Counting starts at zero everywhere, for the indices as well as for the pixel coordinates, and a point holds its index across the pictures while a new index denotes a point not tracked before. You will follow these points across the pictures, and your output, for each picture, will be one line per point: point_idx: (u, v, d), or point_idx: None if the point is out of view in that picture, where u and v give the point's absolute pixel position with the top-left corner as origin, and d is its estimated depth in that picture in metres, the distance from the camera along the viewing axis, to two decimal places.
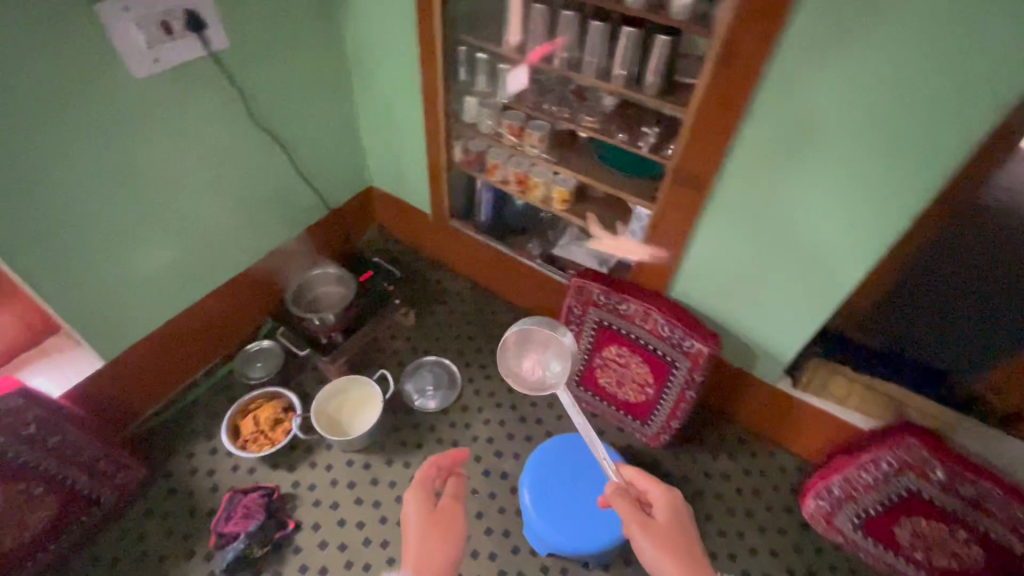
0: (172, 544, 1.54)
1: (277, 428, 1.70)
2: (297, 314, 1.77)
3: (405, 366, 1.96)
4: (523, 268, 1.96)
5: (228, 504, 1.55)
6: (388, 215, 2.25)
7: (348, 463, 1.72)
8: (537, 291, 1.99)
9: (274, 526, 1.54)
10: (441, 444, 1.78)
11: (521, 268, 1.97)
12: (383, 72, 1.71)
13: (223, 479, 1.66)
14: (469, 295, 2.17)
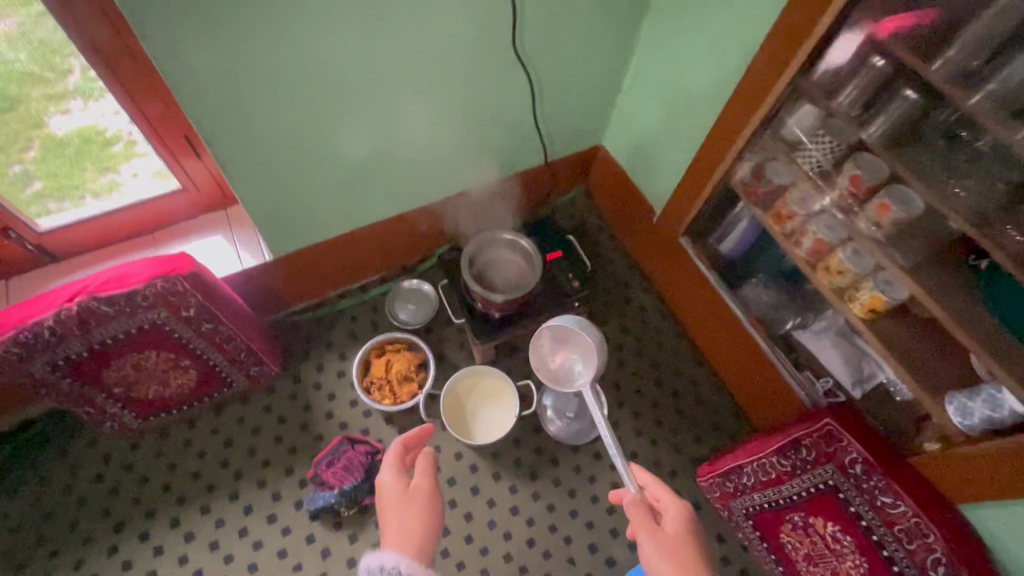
0: (277, 453, 1.51)
1: (403, 387, 1.56)
2: (464, 277, 1.50)
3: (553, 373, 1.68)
4: (749, 338, 1.49)
5: (334, 446, 1.47)
6: (604, 185, 1.84)
7: (457, 455, 1.56)
8: (751, 371, 1.53)
9: (366, 490, 1.45)
10: (555, 485, 1.54)
11: (745, 337, 1.50)
12: (702, 27, 1.20)
13: (339, 409, 1.58)
14: (652, 320, 1.78)
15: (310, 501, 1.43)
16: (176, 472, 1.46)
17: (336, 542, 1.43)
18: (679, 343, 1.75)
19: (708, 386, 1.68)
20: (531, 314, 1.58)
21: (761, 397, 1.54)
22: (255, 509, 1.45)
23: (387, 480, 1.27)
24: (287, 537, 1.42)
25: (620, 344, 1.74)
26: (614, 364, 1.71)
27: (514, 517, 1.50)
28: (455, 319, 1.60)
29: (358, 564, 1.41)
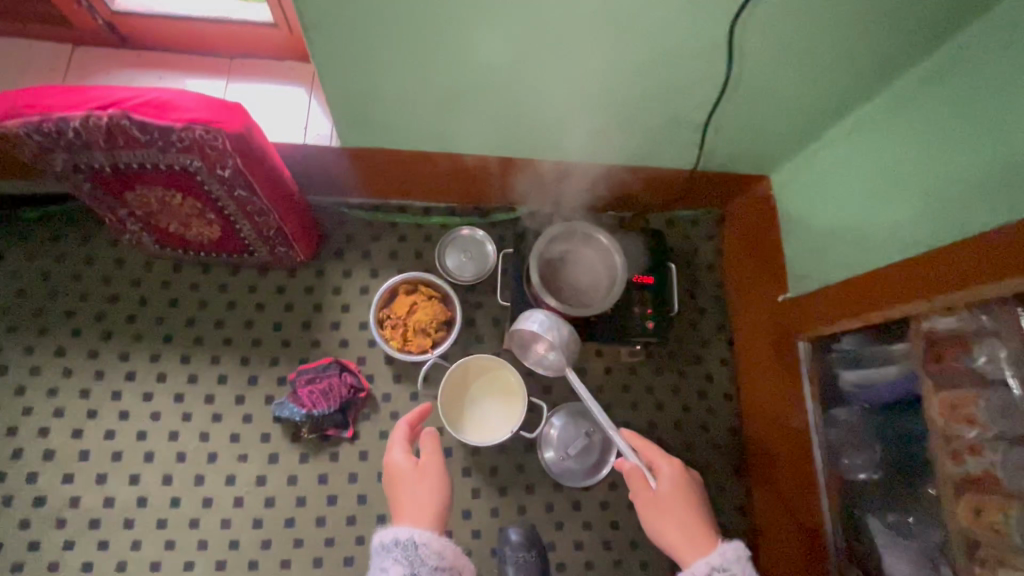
0: (270, 339, 1.43)
1: (416, 338, 1.39)
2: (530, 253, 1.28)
3: (575, 399, 1.47)
4: (810, 476, 1.22)
5: (321, 366, 1.38)
6: (744, 225, 1.46)
7: (438, 432, 1.42)
8: (793, 514, 1.26)
9: (333, 423, 1.36)
10: (519, 512, 1.39)
11: (806, 474, 1.23)
12: (1002, 118, 0.80)
13: (347, 326, 1.45)
14: (711, 398, 1.49)
15: (277, 408, 1.35)
16: (174, 311, 1.42)
17: (286, 454, 1.36)
18: (727, 438, 1.47)
19: (731, 499, 1.42)
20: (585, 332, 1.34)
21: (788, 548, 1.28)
22: (227, 383, 1.39)
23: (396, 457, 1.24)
24: (244, 424, 1.37)
25: (661, 405, 1.48)
26: (645, 423, 1.47)
27: (463, 521, 1.37)
28: (501, 301, 1.41)
29: (297, 485, 1.34)
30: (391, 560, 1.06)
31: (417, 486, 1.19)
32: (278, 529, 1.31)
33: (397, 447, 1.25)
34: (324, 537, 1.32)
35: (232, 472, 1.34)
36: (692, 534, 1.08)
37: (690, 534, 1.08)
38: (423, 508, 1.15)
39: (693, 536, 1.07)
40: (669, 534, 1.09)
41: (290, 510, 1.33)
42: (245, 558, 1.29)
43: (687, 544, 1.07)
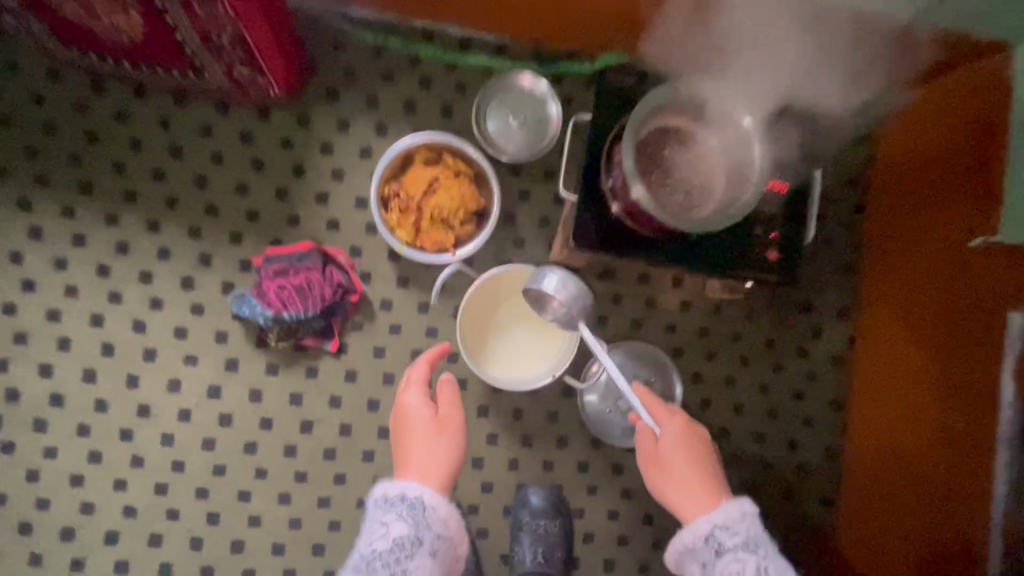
0: (232, 207, 1.03)
1: (433, 231, 1.00)
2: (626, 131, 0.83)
3: (635, 339, 1.11)
4: (949, 468, 0.87)
5: (298, 254, 1.00)
6: (933, 123, 0.95)
7: (451, 358, 1.07)
8: (909, 518, 0.93)
9: (311, 331, 1.00)
10: (544, 469, 1.08)
11: (942, 464, 0.88)
12: None
13: (339, 203, 1.05)
14: (812, 359, 1.12)
15: (236, 304, 0.99)
16: (96, 151, 1.01)
17: (249, 363, 1.02)
18: (823, 413, 1.12)
19: (812, 485, 1.12)
20: (677, 254, 0.92)
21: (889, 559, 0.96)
22: (172, 260, 1.02)
23: (410, 399, 0.93)
24: (194, 318, 1.02)
25: (746, 359, 1.12)
26: (719, 380, 1.12)
27: (472, 471, 1.07)
28: (561, 193, 0.96)
29: (262, 403, 1.02)
30: (391, 519, 0.82)
31: (432, 442, 0.89)
32: (235, 454, 1.01)
33: (414, 389, 0.94)
34: (294, 471, 1.03)
35: (176, 377, 1.01)
36: (698, 490, 0.83)
37: (694, 490, 0.83)
38: (434, 471, 0.87)
39: (699, 493, 0.83)
40: (670, 490, 0.85)
41: (252, 433, 1.02)
42: (192, 484, 1.00)
43: (689, 502, 0.83)
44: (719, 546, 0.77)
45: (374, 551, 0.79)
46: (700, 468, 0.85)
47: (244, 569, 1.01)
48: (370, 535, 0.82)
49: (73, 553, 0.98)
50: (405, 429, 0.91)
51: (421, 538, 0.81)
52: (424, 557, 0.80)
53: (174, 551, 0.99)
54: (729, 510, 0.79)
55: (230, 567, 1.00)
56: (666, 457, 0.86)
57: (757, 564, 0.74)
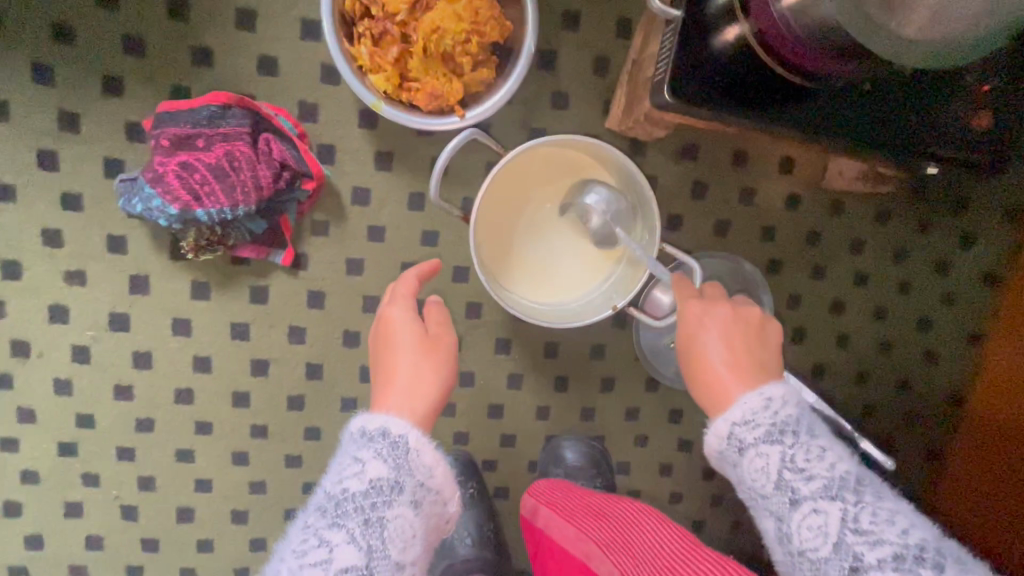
0: (95, 31, 0.63)
1: (428, 78, 0.62)
2: None
3: (718, 248, 0.78)
4: None
5: (210, 113, 0.61)
6: None
7: (458, 275, 0.75)
8: None
9: (248, 237, 0.66)
10: (582, 417, 0.83)
11: None
12: None
13: (273, 29, 0.65)
14: (953, 277, 0.82)
15: (123, 197, 0.62)
16: None
17: (165, 282, 0.70)
18: (953, 347, 0.85)
19: (919, 436, 0.88)
20: (832, 119, 0.56)
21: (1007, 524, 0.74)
22: (14, 122, 0.64)
23: (397, 311, 0.61)
24: (69, 215, 0.67)
25: (863, 277, 0.82)
26: (823, 304, 0.82)
27: (488, 419, 0.82)
28: (650, 5, 0.52)
29: (192, 337, 0.72)
30: (366, 456, 0.50)
31: (419, 364, 0.58)
32: (164, 405, 0.74)
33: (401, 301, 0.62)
34: (249, 424, 0.76)
35: (58, 303, 0.69)
36: (728, 365, 0.53)
37: (719, 366, 0.54)
38: (422, 398, 0.56)
39: (728, 369, 0.53)
40: (693, 371, 0.55)
41: (183, 377, 0.73)
42: (110, 444, 0.74)
43: (711, 381, 0.53)
44: (741, 444, 0.49)
45: (341, 491, 0.48)
46: (733, 339, 0.55)
47: (199, 540, 0.78)
48: (335, 473, 0.50)
49: None
50: (388, 347, 0.59)
51: (407, 485, 0.49)
52: (408, 510, 0.48)
53: (101, 522, 0.76)
54: (748, 397, 0.50)
55: (180, 539, 0.78)
56: (688, 325, 0.57)
57: (784, 456, 0.47)
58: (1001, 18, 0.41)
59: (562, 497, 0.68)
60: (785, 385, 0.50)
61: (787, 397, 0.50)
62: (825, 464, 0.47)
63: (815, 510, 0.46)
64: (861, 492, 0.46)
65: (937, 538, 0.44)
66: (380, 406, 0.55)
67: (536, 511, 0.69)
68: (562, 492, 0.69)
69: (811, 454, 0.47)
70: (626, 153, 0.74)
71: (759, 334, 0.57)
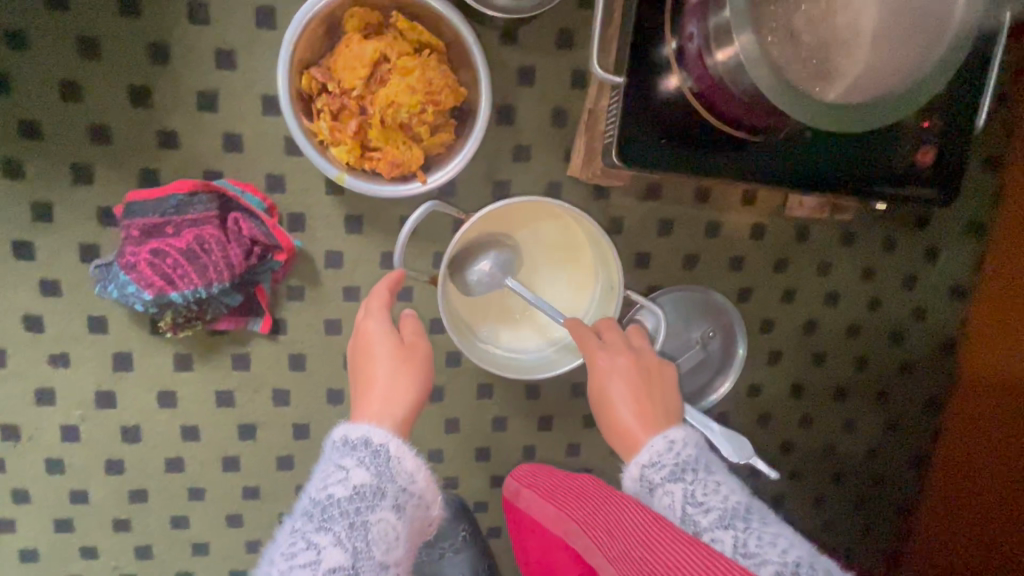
0: (62, 124, 0.65)
1: (389, 147, 0.64)
2: None
3: (688, 280, 0.80)
4: None
5: (178, 201, 0.63)
6: None
7: (435, 327, 0.77)
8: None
9: (224, 311, 0.68)
10: (568, 453, 0.84)
11: None
12: None
13: (234, 108, 0.66)
14: (921, 291, 0.84)
15: (99, 283, 0.64)
16: None
17: (148, 357, 0.72)
18: (926, 358, 0.86)
19: (901, 446, 0.90)
20: (778, 168, 0.58)
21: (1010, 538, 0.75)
22: None
23: (374, 323, 0.62)
24: (49, 301, 0.68)
25: (833, 297, 0.83)
26: (796, 327, 0.84)
27: (476, 463, 0.83)
28: (592, 73, 0.54)
29: (179, 408, 0.74)
30: (349, 464, 0.51)
31: (397, 372, 0.59)
32: (156, 475, 0.75)
33: (376, 315, 0.62)
34: (241, 486, 0.77)
35: (45, 385, 0.71)
36: (635, 416, 0.61)
37: (629, 418, 0.61)
38: (401, 404, 0.57)
39: (636, 419, 0.60)
40: (611, 422, 0.62)
41: (173, 447, 0.75)
42: (105, 516, 0.75)
43: (624, 432, 0.61)
44: (649, 484, 0.56)
45: (325, 496, 0.48)
46: (638, 389, 0.62)
47: None
48: (318, 481, 0.50)
49: None
50: (366, 357, 0.60)
51: (390, 491, 0.50)
52: (390, 514, 0.49)
53: None
54: (652, 442, 0.58)
55: None
56: (598, 381, 0.63)
57: (685, 492, 0.53)
58: (899, 81, 0.47)
59: (563, 488, 0.63)
60: (682, 430, 0.58)
61: (687, 440, 0.57)
62: (719, 496, 0.52)
63: (712, 539, 0.49)
64: (749, 519, 0.50)
65: (814, 556, 0.46)
66: (361, 415, 0.56)
67: (528, 500, 0.64)
68: (558, 483, 0.64)
69: (708, 488, 0.53)
70: (590, 197, 0.76)
71: (657, 378, 0.64)
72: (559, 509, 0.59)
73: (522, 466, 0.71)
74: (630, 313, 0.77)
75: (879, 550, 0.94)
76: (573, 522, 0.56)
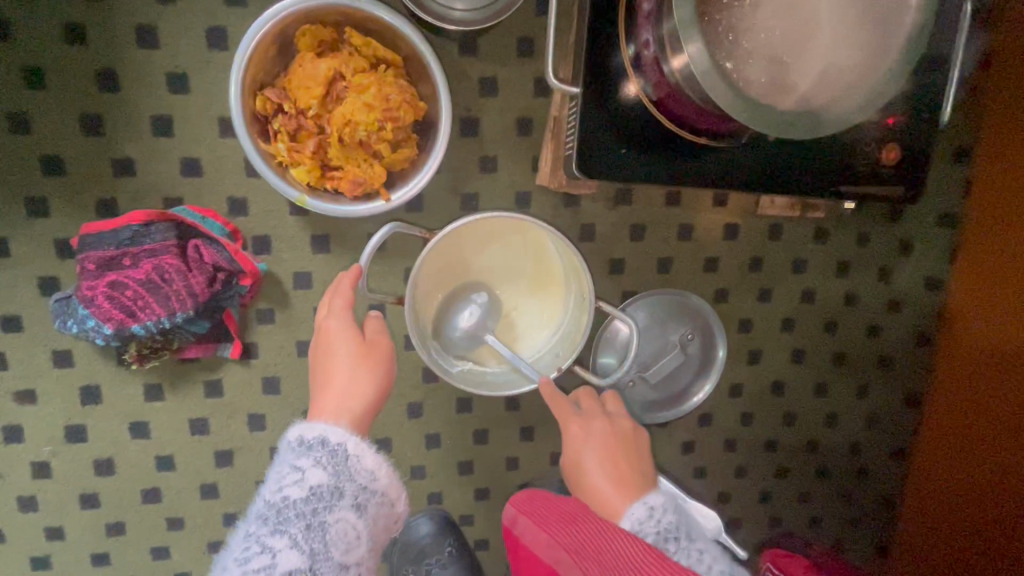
0: (12, 156, 0.63)
1: (349, 165, 0.63)
2: None
3: (663, 284, 0.80)
4: None
5: (133, 231, 0.62)
6: None
7: (410, 343, 0.76)
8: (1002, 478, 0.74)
9: (191, 339, 0.66)
10: (552, 462, 0.84)
11: None
12: None
13: (190, 132, 0.65)
14: (896, 285, 0.84)
15: (57, 318, 0.62)
16: None
17: (116, 389, 0.70)
18: (905, 350, 0.86)
19: (884, 437, 0.90)
20: (742, 171, 0.58)
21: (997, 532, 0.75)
22: None
23: (334, 322, 0.61)
24: (10, 338, 0.67)
25: (810, 294, 0.83)
26: (774, 325, 0.84)
27: (459, 477, 0.82)
28: (549, 83, 0.53)
29: (152, 439, 0.72)
30: (306, 465, 0.51)
31: (355, 368, 0.59)
32: (132, 507, 0.74)
33: (338, 314, 0.60)
34: (220, 513, 0.76)
35: (12, 422, 0.69)
36: (611, 482, 0.61)
37: (604, 484, 0.61)
38: (359, 399, 0.57)
39: (612, 486, 0.61)
40: (589, 494, 0.62)
41: (149, 478, 0.74)
42: (83, 551, 0.74)
43: (602, 501, 0.60)
44: None
45: (281, 498, 0.48)
46: (615, 457, 0.63)
47: None
48: (272, 483, 0.50)
49: None
50: (325, 355, 0.60)
51: (348, 489, 0.50)
52: (350, 513, 0.49)
53: None
54: (633, 508, 0.57)
55: None
56: (575, 451, 0.64)
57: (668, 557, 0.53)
58: (855, 82, 0.46)
59: (553, 512, 0.60)
60: (662, 496, 0.58)
61: (667, 506, 0.57)
62: (702, 564, 0.52)
63: None
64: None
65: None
66: (318, 413, 0.56)
67: (523, 527, 0.61)
68: (550, 507, 0.61)
69: (690, 555, 0.52)
70: (560, 206, 0.75)
71: (633, 448, 0.65)
72: (550, 536, 0.57)
73: (521, 491, 0.68)
74: (607, 322, 0.77)
75: (867, 542, 0.94)
76: (566, 554, 0.53)
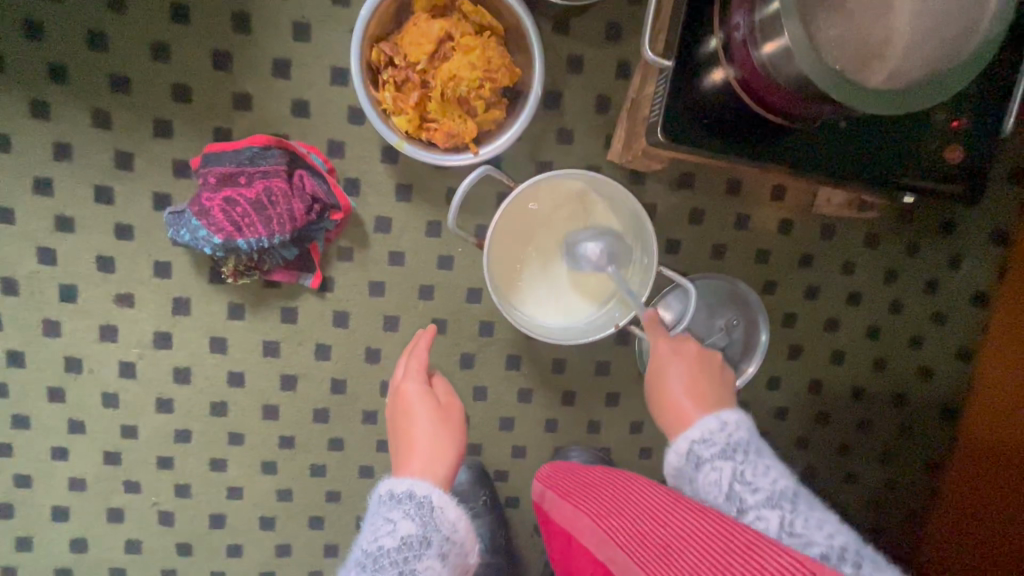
0: (149, 82, 0.71)
1: (445, 119, 0.68)
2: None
3: (715, 270, 0.83)
4: None
5: (253, 152, 0.70)
6: None
7: (471, 296, 0.80)
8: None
9: (280, 263, 0.73)
10: (589, 430, 0.87)
11: None
12: None
13: (305, 76, 0.72)
14: (942, 297, 0.86)
15: (171, 229, 0.70)
16: None
17: (204, 303, 0.77)
18: (944, 363, 0.88)
19: (916, 447, 0.91)
20: (808, 156, 0.63)
21: (1019, 546, 0.76)
22: (74, 159, 0.71)
23: (411, 384, 0.69)
24: (120, 244, 0.74)
25: (856, 296, 0.86)
26: (818, 324, 0.87)
27: (500, 432, 0.86)
28: (646, 58, 0.58)
29: (227, 355, 0.78)
30: (397, 516, 0.56)
31: (436, 431, 0.65)
32: (200, 417, 0.80)
33: (412, 380, 0.69)
34: (278, 435, 0.81)
35: (109, 322, 0.76)
36: (687, 394, 0.66)
37: (682, 398, 0.66)
38: (442, 461, 0.63)
39: (688, 397, 0.66)
40: (666, 399, 0.67)
41: (218, 391, 0.79)
42: (151, 453, 0.80)
43: (675, 406, 0.66)
44: (697, 459, 0.59)
45: (377, 547, 0.53)
46: (695, 375, 0.68)
47: (229, 546, 0.84)
48: (369, 533, 0.55)
49: (17, 531, 0.80)
50: (406, 417, 0.66)
51: (435, 540, 0.54)
52: (436, 562, 0.53)
53: (140, 526, 0.82)
54: (705, 420, 0.62)
55: (211, 545, 0.83)
56: (659, 362, 0.69)
57: (734, 470, 0.57)
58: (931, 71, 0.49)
59: (578, 484, 0.57)
60: (735, 413, 0.63)
61: (739, 424, 0.62)
62: (767, 479, 0.56)
63: (756, 518, 0.53)
64: (795, 501, 0.54)
65: (857, 544, 0.49)
66: (403, 471, 0.61)
67: (550, 500, 0.58)
68: (578, 476, 0.59)
69: (757, 470, 0.57)
70: (627, 182, 0.80)
71: (712, 372, 0.70)
72: (575, 506, 0.53)
73: (544, 467, 0.65)
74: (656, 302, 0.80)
75: (888, 555, 0.95)
76: (590, 519, 0.50)
